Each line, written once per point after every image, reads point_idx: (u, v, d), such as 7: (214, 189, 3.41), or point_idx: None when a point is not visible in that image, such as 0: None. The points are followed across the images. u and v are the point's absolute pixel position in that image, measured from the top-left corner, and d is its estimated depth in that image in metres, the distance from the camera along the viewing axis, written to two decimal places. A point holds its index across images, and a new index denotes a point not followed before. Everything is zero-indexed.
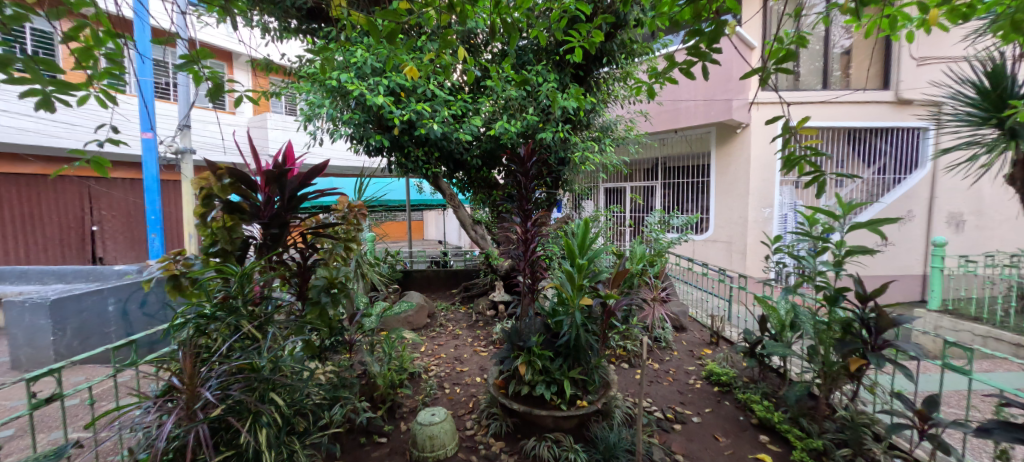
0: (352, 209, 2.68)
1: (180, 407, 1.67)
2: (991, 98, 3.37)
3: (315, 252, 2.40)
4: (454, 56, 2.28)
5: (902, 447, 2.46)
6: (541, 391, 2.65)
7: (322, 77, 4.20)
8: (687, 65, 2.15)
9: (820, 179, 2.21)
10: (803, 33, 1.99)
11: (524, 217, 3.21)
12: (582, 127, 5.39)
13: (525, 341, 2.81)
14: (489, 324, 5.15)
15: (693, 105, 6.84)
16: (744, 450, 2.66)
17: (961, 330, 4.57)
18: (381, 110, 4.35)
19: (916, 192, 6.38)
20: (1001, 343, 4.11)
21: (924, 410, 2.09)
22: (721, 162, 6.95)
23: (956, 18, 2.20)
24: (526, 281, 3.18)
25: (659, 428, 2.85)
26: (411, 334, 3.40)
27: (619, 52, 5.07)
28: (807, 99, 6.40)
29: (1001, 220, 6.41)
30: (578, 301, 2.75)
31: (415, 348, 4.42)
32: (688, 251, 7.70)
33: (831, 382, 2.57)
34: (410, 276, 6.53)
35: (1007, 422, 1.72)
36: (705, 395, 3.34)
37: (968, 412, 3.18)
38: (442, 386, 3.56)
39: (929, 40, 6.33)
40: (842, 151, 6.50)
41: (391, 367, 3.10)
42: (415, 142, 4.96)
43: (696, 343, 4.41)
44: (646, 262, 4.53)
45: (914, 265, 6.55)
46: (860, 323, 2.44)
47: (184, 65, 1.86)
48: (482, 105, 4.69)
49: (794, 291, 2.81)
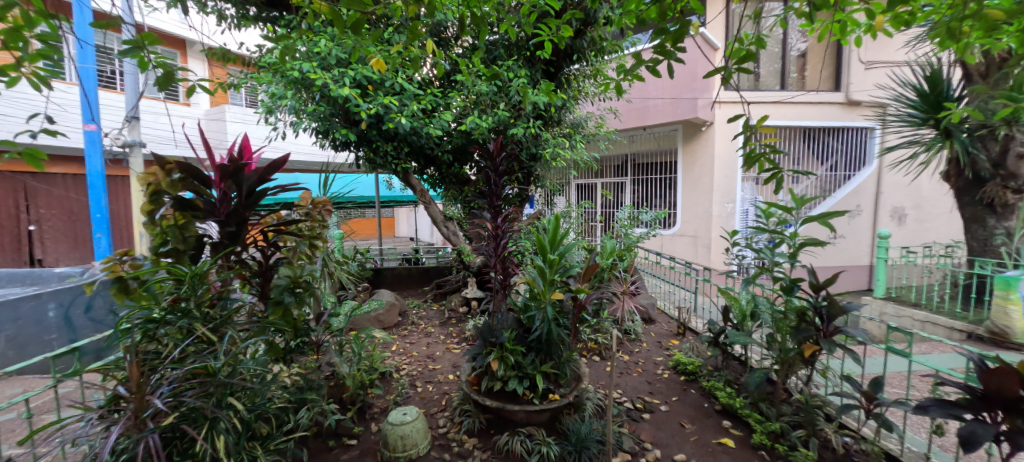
0: (317, 205, 2.61)
1: (126, 417, 1.58)
2: (930, 100, 3.84)
3: (276, 250, 2.30)
4: (423, 49, 2.20)
5: (850, 426, 2.62)
6: (513, 386, 2.67)
7: (283, 68, 4.04)
8: (653, 63, 2.18)
9: (779, 175, 2.28)
10: (762, 34, 2.04)
11: (494, 213, 3.23)
12: (553, 123, 5.41)
13: (497, 337, 2.82)
14: (461, 321, 5.12)
15: (660, 103, 7.03)
16: (709, 436, 2.76)
17: (903, 315, 4.87)
18: (347, 103, 4.26)
19: (864, 188, 6.80)
20: (937, 327, 4.46)
21: (870, 391, 2.24)
22: (688, 160, 7.16)
23: (899, 24, 2.31)
24: (498, 277, 3.21)
25: (629, 418, 2.93)
26: (381, 334, 3.36)
27: (589, 49, 5.16)
28: (766, 98, 6.67)
29: (935, 214, 6.97)
30: (549, 296, 2.77)
31: (386, 347, 4.36)
32: (656, 245, 7.93)
33: (788, 368, 2.71)
34: (381, 274, 6.46)
35: (942, 400, 1.83)
36: (672, 384, 3.45)
37: (908, 391, 3.39)
38: (414, 384, 3.53)
39: (877, 45, 6.75)
40: (798, 149, 6.79)
41: (360, 367, 3.05)
42: (384, 136, 4.85)
43: (663, 334, 4.56)
44: (616, 256, 4.60)
45: (862, 256, 6.98)
46: (814, 311, 2.58)
47: (129, 51, 1.72)
48: (453, 100, 4.67)
49: (753, 282, 2.94)
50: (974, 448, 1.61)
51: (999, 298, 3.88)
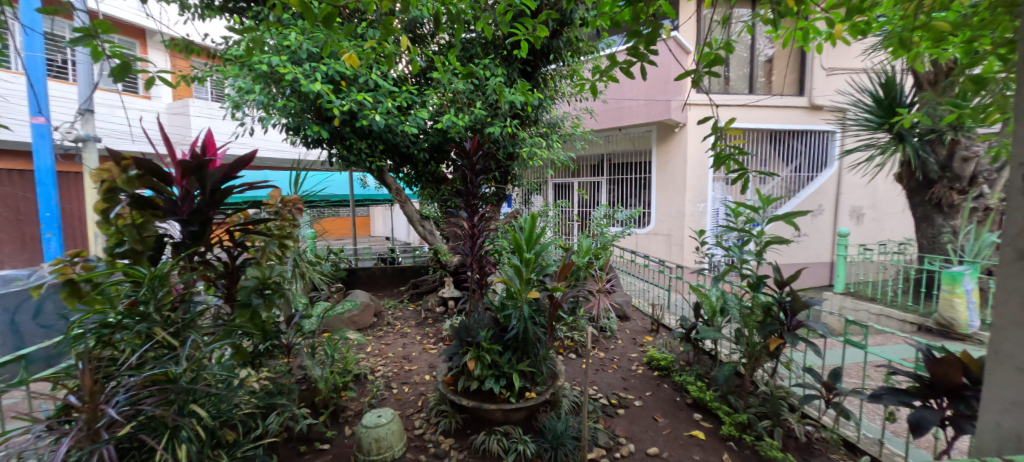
0: (287, 203, 2.53)
1: (78, 427, 1.50)
2: (884, 105, 4.07)
3: (244, 250, 2.23)
4: (398, 45, 2.18)
5: (812, 415, 2.74)
6: (490, 385, 2.67)
7: (250, 61, 3.90)
8: (627, 65, 2.22)
9: (746, 176, 2.36)
10: (731, 39, 2.11)
11: (470, 212, 3.21)
12: (529, 122, 5.42)
13: (473, 337, 2.81)
14: (438, 321, 5.08)
15: (635, 104, 7.16)
16: (681, 429, 2.84)
17: (860, 309, 5.13)
18: (319, 98, 4.15)
19: (826, 188, 7.12)
20: (891, 320, 4.72)
21: (830, 381, 2.35)
22: (662, 160, 7.32)
23: (857, 33, 2.43)
24: (474, 276, 3.21)
25: (604, 414, 2.98)
26: (355, 335, 3.29)
27: (565, 50, 5.19)
28: (735, 101, 6.89)
29: (889, 213, 7.37)
30: (525, 294, 2.79)
31: (361, 349, 4.28)
32: (631, 244, 8.07)
33: (754, 361, 2.81)
34: (355, 274, 6.33)
35: (894, 388, 1.93)
36: (646, 379, 3.52)
37: (865, 381, 3.58)
38: (390, 386, 3.48)
39: (837, 52, 7.08)
40: (765, 150, 7.05)
41: (333, 370, 2.99)
42: (358, 134, 4.75)
43: (638, 331, 4.66)
44: (592, 254, 4.65)
45: (823, 254, 7.31)
46: (778, 306, 2.69)
47: (80, 40, 1.63)
48: (429, 98, 4.62)
49: (722, 279, 3.04)
50: (922, 433, 1.72)
51: (946, 292, 4.14)
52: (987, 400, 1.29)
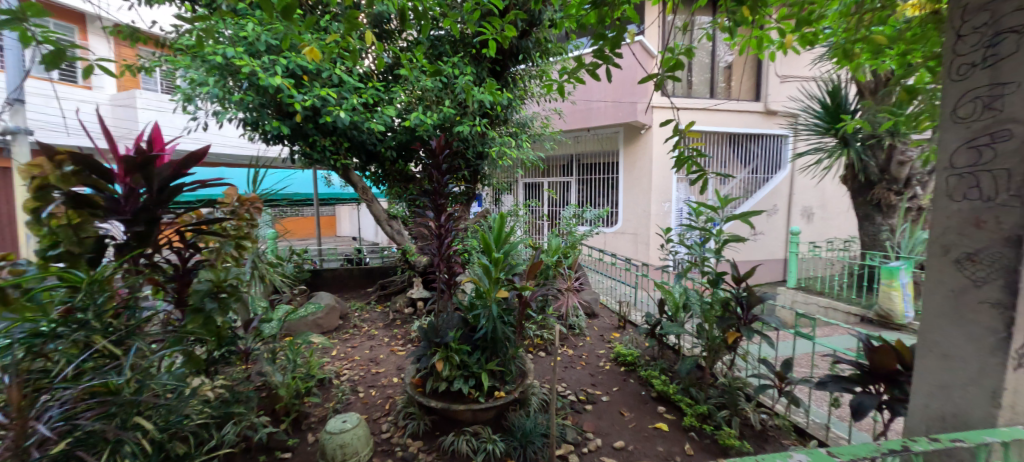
0: (244, 202, 2.44)
1: (4, 446, 1.37)
2: (831, 112, 4.34)
3: (196, 252, 2.13)
4: (362, 40, 2.12)
5: (766, 404, 2.89)
6: (459, 385, 2.66)
7: (203, 52, 3.70)
8: (593, 67, 2.25)
9: (706, 177, 2.46)
10: (691, 45, 2.18)
11: (437, 211, 3.18)
12: (499, 122, 5.41)
13: (442, 338, 2.79)
14: (407, 322, 5.00)
15: (602, 106, 7.30)
16: (645, 422, 2.92)
17: (810, 302, 5.44)
18: (279, 93, 3.99)
19: (779, 189, 7.51)
20: (837, 312, 5.03)
21: (782, 371, 2.48)
22: (629, 161, 7.49)
23: (806, 43, 2.58)
24: (442, 277, 3.17)
25: (572, 410, 3.03)
26: (318, 339, 3.19)
27: (534, 50, 5.21)
28: (696, 105, 7.14)
29: (836, 213, 7.87)
30: (494, 293, 2.79)
31: (326, 353, 4.15)
32: (600, 243, 8.23)
33: (714, 354, 2.93)
34: (320, 275, 6.14)
35: (838, 376, 2.06)
36: (613, 375, 3.61)
37: (814, 370, 3.80)
38: (356, 390, 3.40)
39: (789, 60, 7.47)
40: (724, 152, 7.35)
41: (295, 375, 2.88)
42: (321, 130, 4.60)
43: (606, 327, 4.75)
44: (561, 253, 4.71)
45: (777, 251, 7.71)
46: (736, 301, 2.81)
47: (6, 23, 1.50)
48: (396, 95, 4.53)
49: (685, 276, 3.15)
50: (862, 416, 1.84)
51: (885, 285, 4.46)
52: (918, 385, 1.40)
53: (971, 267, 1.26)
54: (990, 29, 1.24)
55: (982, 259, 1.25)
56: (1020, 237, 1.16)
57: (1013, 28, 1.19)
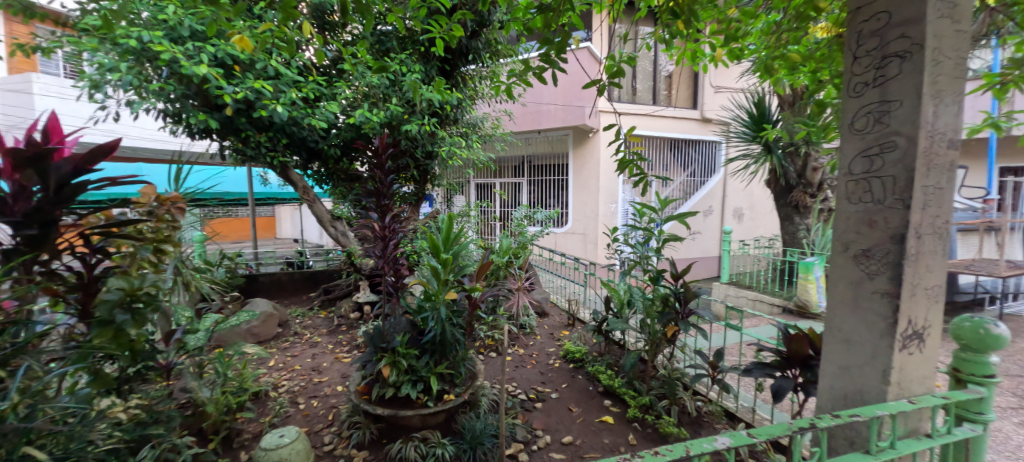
0: (164, 202, 2.23)
1: None
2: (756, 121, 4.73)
3: (105, 257, 1.93)
4: (299, 32, 1.99)
5: (702, 392, 3.08)
6: (406, 390, 2.59)
7: (114, 34, 3.33)
8: (540, 70, 2.29)
9: (646, 180, 2.58)
10: (632, 54, 2.28)
11: (382, 212, 3.08)
12: (449, 121, 5.34)
13: (388, 342, 2.71)
14: (353, 328, 4.80)
15: (552, 109, 7.46)
16: (592, 416, 3.01)
17: (742, 296, 5.83)
18: (206, 83, 3.68)
19: (714, 191, 8.06)
20: (764, 304, 5.45)
21: (715, 361, 2.66)
22: (578, 163, 7.70)
23: (734, 57, 2.78)
24: (389, 280, 3.08)
25: (522, 409, 3.07)
26: (253, 348, 2.98)
27: (484, 51, 5.20)
28: (638, 110, 7.48)
29: (763, 213, 8.60)
30: (442, 295, 2.75)
31: (262, 363, 3.89)
32: (550, 243, 8.38)
33: (655, 348, 3.08)
34: (256, 281, 5.73)
35: (762, 363, 2.25)
36: (562, 372, 3.69)
37: (745, 359, 4.11)
38: (296, 401, 3.21)
39: (721, 72, 8.04)
40: (664, 156, 7.75)
41: (226, 389, 2.67)
42: (255, 125, 4.31)
43: (555, 326, 4.85)
44: (512, 254, 4.74)
45: (712, 249, 8.26)
46: (674, 296, 2.98)
47: None
48: (340, 91, 4.34)
49: (628, 274, 3.29)
50: (782, 399, 2.02)
51: (803, 279, 4.92)
52: (825, 368, 1.56)
53: (865, 262, 1.43)
54: (879, 53, 1.41)
55: (874, 255, 1.41)
56: (903, 235, 1.33)
57: (897, 53, 1.36)
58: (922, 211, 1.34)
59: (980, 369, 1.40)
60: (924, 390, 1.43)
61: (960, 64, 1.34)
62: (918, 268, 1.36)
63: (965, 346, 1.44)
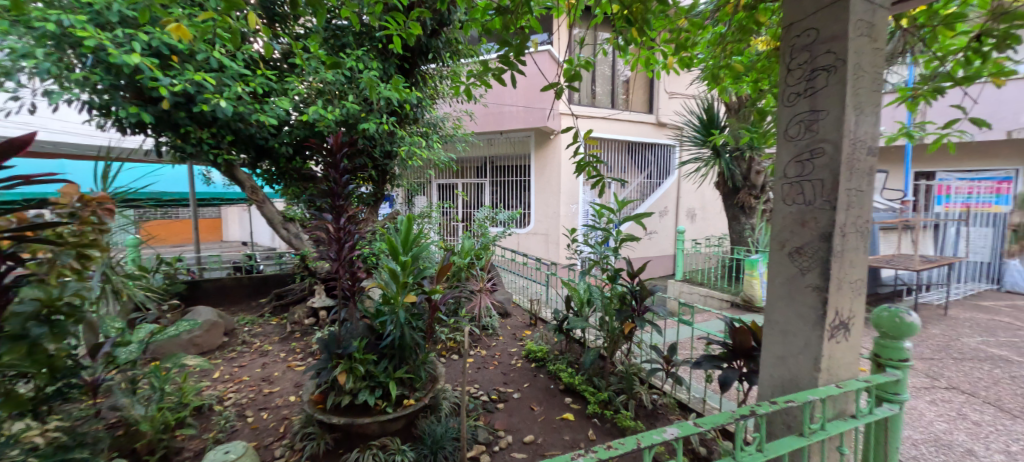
0: (89, 203, 2.04)
1: None
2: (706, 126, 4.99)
3: (18, 264, 1.74)
4: (244, 21, 1.87)
5: (658, 385, 3.20)
6: (364, 397, 2.51)
7: (29, 17, 3.01)
8: (499, 72, 2.29)
9: (604, 181, 2.65)
10: (588, 58, 2.33)
11: (337, 214, 2.97)
12: (408, 121, 5.22)
13: (344, 348, 2.62)
14: (307, 334, 4.60)
15: (513, 110, 7.49)
16: (553, 414, 3.06)
17: (695, 292, 6.08)
18: (139, 74, 3.41)
19: (668, 192, 8.41)
20: (716, 300, 5.73)
21: (669, 355, 2.77)
22: (539, 165, 7.78)
23: (684, 64, 2.91)
24: (344, 283, 2.98)
25: (484, 411, 3.06)
26: (195, 359, 2.79)
27: (444, 50, 5.14)
28: (597, 113, 7.67)
29: (713, 214, 9.07)
30: (401, 299, 2.70)
31: (206, 375, 3.64)
32: (512, 244, 8.41)
33: (613, 345, 3.17)
34: (199, 287, 5.36)
35: (711, 355, 2.36)
36: (524, 372, 3.71)
37: (697, 352, 4.30)
38: (243, 415, 3.03)
39: (675, 79, 8.40)
40: (622, 158, 8.00)
41: (164, 405, 2.48)
42: (196, 120, 4.03)
43: (518, 326, 4.87)
44: (474, 255, 4.71)
45: (667, 248, 8.61)
46: (631, 294, 3.08)
47: None
48: (291, 87, 4.15)
49: (587, 273, 3.36)
50: (728, 389, 2.14)
51: (749, 275, 5.22)
52: (765, 358, 1.67)
53: (799, 258, 1.54)
54: (809, 66, 1.52)
55: (806, 252, 1.52)
56: (830, 233, 1.45)
57: (823, 67, 1.48)
58: (846, 212, 1.46)
59: (896, 353, 1.55)
60: (850, 376, 1.56)
61: (878, 79, 1.47)
62: (844, 263, 1.48)
63: (883, 333, 1.59)
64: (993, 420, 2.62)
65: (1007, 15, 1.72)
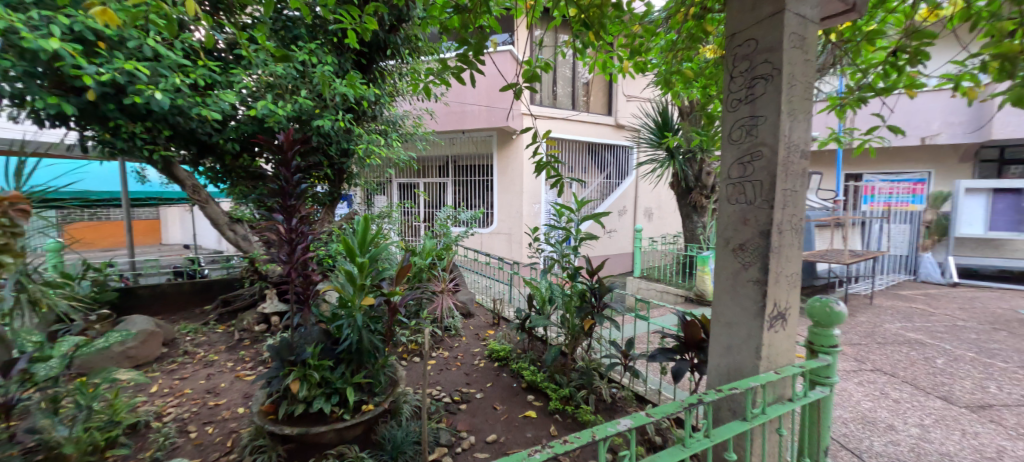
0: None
1: None
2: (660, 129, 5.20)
3: None
4: (181, 9, 1.75)
5: (617, 379, 3.29)
6: (319, 405, 2.42)
7: None
8: (458, 71, 2.27)
9: (563, 182, 2.69)
10: (547, 60, 2.36)
11: (287, 215, 2.83)
12: (366, 118, 5.06)
13: (297, 355, 2.51)
14: (258, 342, 4.36)
15: (475, 109, 7.46)
16: (516, 412, 3.08)
17: (652, 288, 6.31)
18: (59, 62, 3.10)
19: (627, 192, 8.68)
20: (671, 295, 5.97)
21: (626, 350, 2.86)
22: (502, 164, 7.80)
23: (639, 68, 3.01)
24: (297, 287, 2.86)
25: (446, 413, 3.03)
26: (130, 373, 2.58)
27: (403, 46, 5.03)
28: (557, 114, 7.78)
29: (668, 213, 9.46)
30: (358, 301, 2.62)
31: (142, 390, 3.37)
32: (475, 244, 8.36)
33: (574, 341, 3.23)
34: (134, 295, 4.95)
35: (665, 348, 2.46)
36: (486, 371, 3.71)
37: (654, 346, 4.46)
38: (185, 430, 2.84)
39: (631, 82, 8.67)
40: (582, 159, 8.15)
41: (92, 424, 2.28)
42: (127, 113, 3.72)
43: (481, 326, 4.86)
44: (435, 255, 4.65)
45: (626, 246, 8.89)
46: (590, 292, 3.15)
47: None
48: (238, 80, 3.91)
49: (548, 272, 3.40)
50: (681, 380, 2.24)
51: (701, 271, 5.48)
52: (713, 349, 1.76)
53: (742, 254, 1.64)
54: (748, 74, 1.62)
55: (748, 248, 1.62)
56: (768, 230, 1.55)
57: (761, 75, 1.58)
58: (782, 210, 1.57)
59: (826, 340, 1.68)
60: (787, 362, 1.68)
61: (809, 88, 1.59)
62: (780, 258, 1.59)
63: (815, 322, 1.71)
64: (910, 397, 2.91)
65: (916, 33, 1.89)
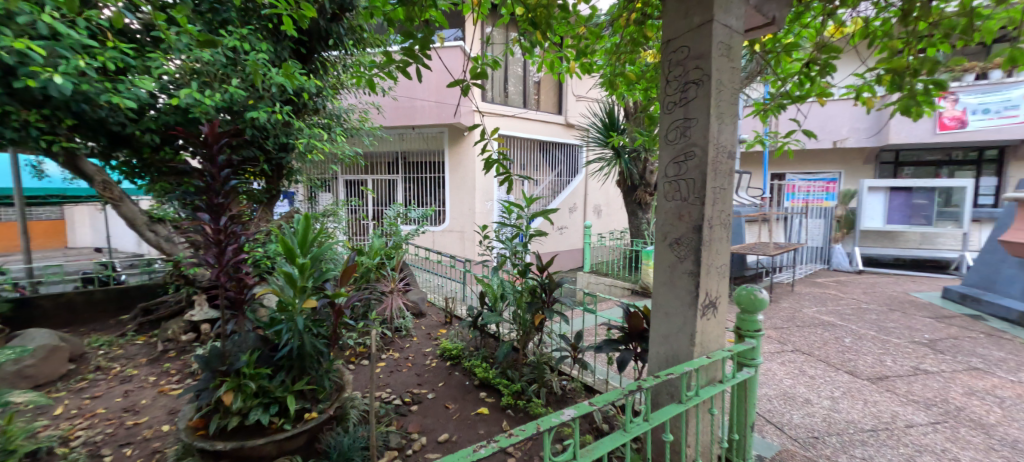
0: None
1: None
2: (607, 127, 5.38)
3: None
4: None
5: (567, 372, 3.38)
6: (256, 416, 2.27)
7: None
8: (403, 65, 2.19)
9: (511, 179, 2.71)
10: (494, 57, 2.35)
11: (214, 214, 2.61)
12: (306, 110, 4.78)
13: (230, 365, 2.35)
14: (186, 352, 4.00)
15: (425, 105, 7.31)
16: (468, 410, 3.07)
17: (601, 282, 6.52)
18: None
19: (576, 190, 8.91)
20: (619, 288, 6.21)
21: (576, 342, 2.94)
22: (453, 161, 7.72)
23: (585, 68, 3.07)
24: (229, 292, 2.65)
25: (396, 415, 2.97)
26: (26, 395, 2.28)
27: (346, 37, 4.80)
28: (507, 111, 7.80)
29: (616, 209, 9.84)
30: (299, 305, 2.48)
31: (44, 413, 2.99)
32: (427, 242, 8.21)
33: (525, 337, 3.27)
34: (33, 306, 4.36)
35: (612, 339, 2.56)
36: (438, 371, 3.66)
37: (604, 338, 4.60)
38: (98, 455, 2.55)
39: (579, 83, 8.88)
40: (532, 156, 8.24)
41: None
42: (18, 98, 3.26)
43: (433, 325, 4.78)
44: (384, 255, 4.51)
45: (576, 242, 9.14)
46: (540, 287, 3.20)
47: None
48: (157, 65, 3.55)
49: (499, 269, 3.42)
50: (625, 369, 2.34)
51: (646, 264, 5.74)
52: (653, 338, 1.86)
53: (677, 248, 1.74)
54: (681, 79, 1.72)
55: (682, 243, 1.72)
56: (700, 225, 1.66)
57: (693, 80, 1.68)
58: (712, 207, 1.68)
59: (751, 325, 1.83)
60: (718, 347, 1.81)
61: (735, 93, 1.71)
62: (711, 251, 1.70)
63: (741, 309, 1.85)
64: (824, 373, 3.23)
65: (825, 47, 2.07)
